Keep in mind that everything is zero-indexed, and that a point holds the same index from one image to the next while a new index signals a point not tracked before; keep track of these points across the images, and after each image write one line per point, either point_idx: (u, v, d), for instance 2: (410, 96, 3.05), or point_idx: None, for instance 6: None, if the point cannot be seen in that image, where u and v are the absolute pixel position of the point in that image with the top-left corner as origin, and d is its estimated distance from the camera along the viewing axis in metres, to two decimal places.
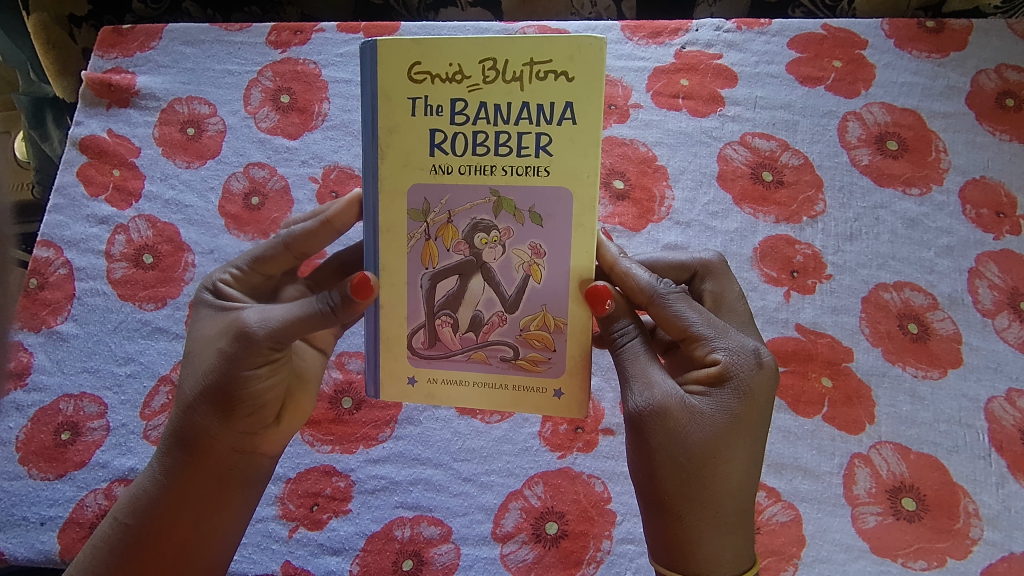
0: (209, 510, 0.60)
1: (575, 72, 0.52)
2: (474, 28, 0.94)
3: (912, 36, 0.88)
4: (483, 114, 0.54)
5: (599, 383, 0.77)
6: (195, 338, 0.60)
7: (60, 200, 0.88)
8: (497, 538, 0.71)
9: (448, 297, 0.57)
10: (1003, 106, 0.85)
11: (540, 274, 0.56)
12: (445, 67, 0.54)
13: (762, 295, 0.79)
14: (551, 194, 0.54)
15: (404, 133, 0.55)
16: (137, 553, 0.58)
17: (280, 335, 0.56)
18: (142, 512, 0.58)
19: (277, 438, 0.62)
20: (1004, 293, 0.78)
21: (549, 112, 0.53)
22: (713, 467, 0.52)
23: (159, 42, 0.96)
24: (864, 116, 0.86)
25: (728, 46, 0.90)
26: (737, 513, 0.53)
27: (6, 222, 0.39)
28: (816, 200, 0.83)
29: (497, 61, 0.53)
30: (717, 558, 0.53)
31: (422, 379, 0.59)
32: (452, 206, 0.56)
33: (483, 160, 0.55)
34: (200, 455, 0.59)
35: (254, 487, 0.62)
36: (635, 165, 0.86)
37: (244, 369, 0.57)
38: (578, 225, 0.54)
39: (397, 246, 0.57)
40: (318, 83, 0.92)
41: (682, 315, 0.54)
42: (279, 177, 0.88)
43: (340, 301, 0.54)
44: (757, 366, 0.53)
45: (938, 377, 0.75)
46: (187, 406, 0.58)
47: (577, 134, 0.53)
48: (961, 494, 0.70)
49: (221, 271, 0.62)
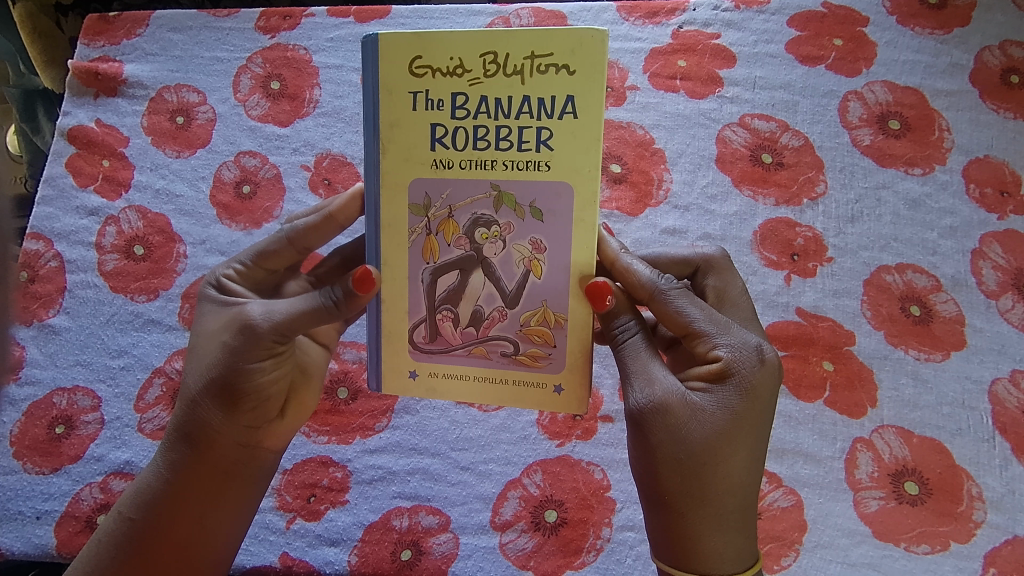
0: (214, 504, 0.59)
1: (577, 65, 0.51)
2: (466, 11, 0.92)
3: (914, 13, 0.87)
4: (484, 109, 0.53)
5: (598, 370, 0.76)
6: (199, 333, 0.59)
7: (48, 191, 0.88)
8: (496, 527, 0.70)
9: (450, 291, 0.57)
10: (1007, 83, 0.83)
11: (540, 270, 0.55)
12: (445, 61, 0.52)
13: (762, 279, 0.78)
14: (551, 189, 0.53)
15: (406, 127, 0.54)
16: (143, 548, 0.57)
17: (285, 327, 0.55)
18: (146, 507, 0.58)
19: (281, 432, 0.61)
20: (1009, 274, 0.77)
21: (549, 106, 0.52)
22: (713, 464, 0.51)
23: (145, 29, 0.95)
24: (865, 95, 0.84)
25: (726, 26, 0.88)
26: (739, 510, 0.52)
27: (6, 214, 0.38)
28: (816, 181, 0.81)
29: (497, 54, 0.52)
30: (718, 556, 0.52)
31: (424, 373, 0.58)
32: (452, 201, 0.55)
33: (483, 155, 0.54)
34: (204, 449, 0.58)
35: (258, 480, 0.62)
36: (632, 148, 0.84)
37: (249, 363, 0.56)
38: (579, 221, 0.53)
39: (397, 241, 0.56)
40: (309, 69, 0.90)
41: (684, 311, 0.53)
42: (271, 166, 0.87)
43: (343, 296, 0.54)
44: (759, 363, 0.52)
45: (942, 360, 0.74)
46: (191, 399, 0.58)
47: (578, 129, 0.52)
48: (964, 477, 0.69)
49: (225, 266, 0.61)
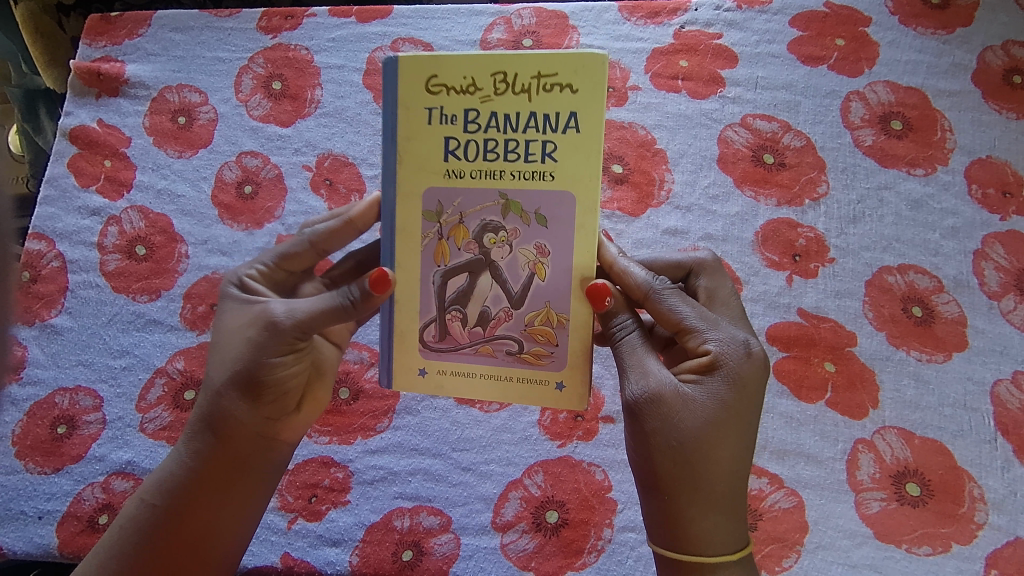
0: (234, 493, 0.59)
1: (580, 84, 0.52)
2: (467, 10, 0.91)
3: (916, 13, 0.86)
4: (494, 124, 0.53)
5: (599, 370, 0.75)
6: (221, 329, 0.59)
7: (51, 192, 0.88)
8: (497, 527, 0.70)
9: (458, 293, 0.56)
10: (1010, 83, 0.83)
11: (545, 272, 0.55)
12: (458, 79, 0.53)
13: (764, 280, 0.78)
14: (558, 197, 0.53)
15: (420, 140, 0.54)
16: (167, 534, 0.57)
17: (307, 325, 0.55)
18: (169, 493, 0.57)
19: (298, 425, 0.61)
20: (1011, 275, 0.77)
21: (555, 121, 0.52)
22: (700, 445, 0.50)
23: (147, 30, 0.95)
24: (867, 96, 0.84)
25: (728, 26, 0.88)
26: (729, 492, 0.52)
27: (6, 215, 0.38)
28: (818, 182, 0.81)
29: (507, 73, 0.52)
30: (709, 536, 0.51)
31: (433, 370, 0.57)
32: (464, 208, 0.55)
33: (493, 166, 0.54)
34: (226, 438, 0.57)
35: (275, 471, 0.62)
36: (634, 149, 0.84)
37: (271, 358, 0.56)
38: (581, 226, 0.53)
39: (409, 246, 0.56)
40: (311, 69, 0.90)
41: (677, 309, 0.53)
42: (272, 166, 0.87)
43: (359, 296, 0.54)
44: (746, 356, 0.52)
45: (944, 361, 0.74)
46: (215, 390, 0.57)
47: (583, 143, 0.52)
48: (966, 478, 0.69)
49: (247, 267, 0.60)
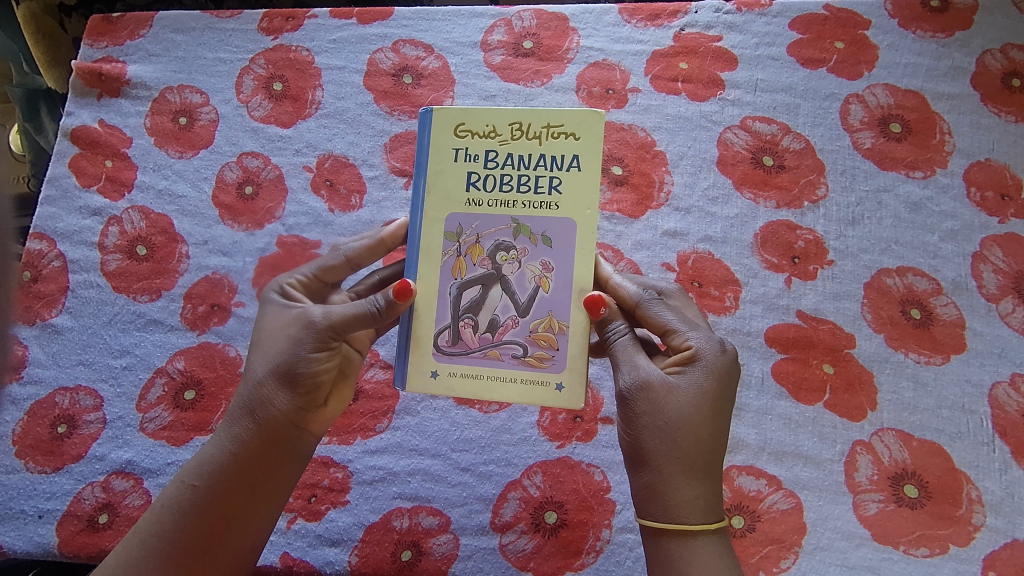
0: (267, 477, 0.58)
1: (586, 132, 0.56)
2: (468, 11, 0.92)
3: (916, 16, 0.87)
4: (510, 162, 0.57)
5: (599, 371, 0.75)
6: (260, 330, 0.60)
7: (52, 191, 0.88)
8: (496, 527, 0.70)
9: (471, 303, 0.57)
10: (1008, 86, 0.83)
11: (549, 285, 0.56)
12: (481, 126, 0.57)
13: (763, 281, 0.78)
14: (566, 223, 0.56)
15: (444, 175, 0.57)
16: (211, 513, 0.56)
17: (340, 327, 0.56)
18: (211, 475, 0.56)
19: (327, 418, 0.61)
20: (1009, 277, 0.77)
21: (563, 160, 0.56)
22: (679, 412, 0.51)
23: (148, 30, 0.95)
24: (866, 98, 0.84)
25: (728, 28, 0.88)
26: (708, 461, 0.51)
27: (9, 216, 0.38)
28: (817, 184, 0.82)
29: (523, 124, 0.57)
30: (689, 503, 0.50)
31: (444, 373, 0.57)
32: (481, 230, 0.57)
33: (507, 197, 0.57)
34: (264, 425, 0.57)
35: (309, 459, 0.62)
36: (634, 150, 0.84)
37: (307, 353, 0.57)
38: (583, 249, 0.56)
39: (430, 263, 0.57)
40: (312, 70, 0.90)
41: (661, 315, 0.55)
42: (273, 167, 0.87)
43: (385, 304, 0.55)
44: (721, 350, 0.53)
45: (942, 363, 0.74)
46: (257, 379, 0.57)
47: (588, 179, 0.56)
48: (963, 480, 0.69)
49: (288, 276, 0.63)
